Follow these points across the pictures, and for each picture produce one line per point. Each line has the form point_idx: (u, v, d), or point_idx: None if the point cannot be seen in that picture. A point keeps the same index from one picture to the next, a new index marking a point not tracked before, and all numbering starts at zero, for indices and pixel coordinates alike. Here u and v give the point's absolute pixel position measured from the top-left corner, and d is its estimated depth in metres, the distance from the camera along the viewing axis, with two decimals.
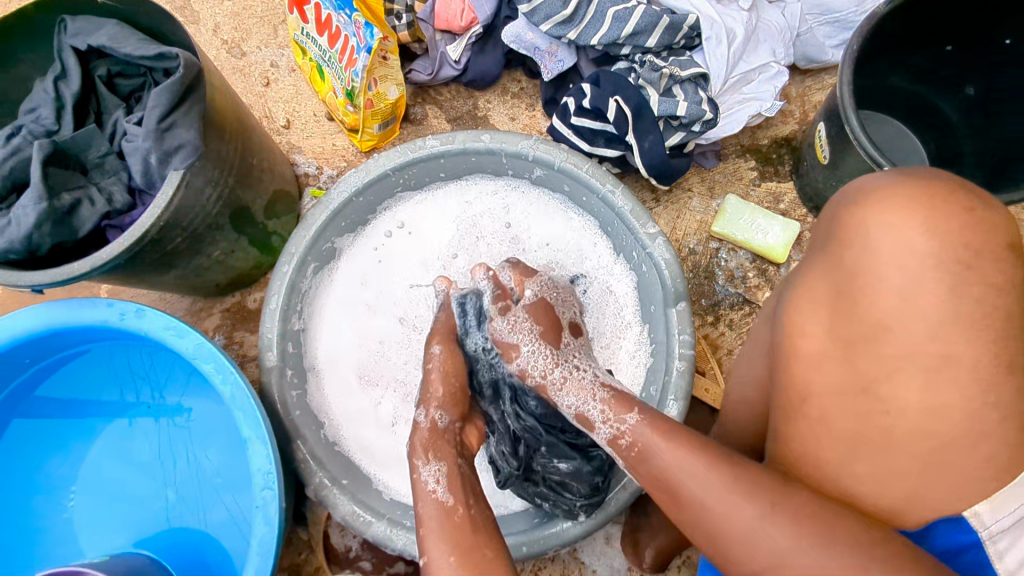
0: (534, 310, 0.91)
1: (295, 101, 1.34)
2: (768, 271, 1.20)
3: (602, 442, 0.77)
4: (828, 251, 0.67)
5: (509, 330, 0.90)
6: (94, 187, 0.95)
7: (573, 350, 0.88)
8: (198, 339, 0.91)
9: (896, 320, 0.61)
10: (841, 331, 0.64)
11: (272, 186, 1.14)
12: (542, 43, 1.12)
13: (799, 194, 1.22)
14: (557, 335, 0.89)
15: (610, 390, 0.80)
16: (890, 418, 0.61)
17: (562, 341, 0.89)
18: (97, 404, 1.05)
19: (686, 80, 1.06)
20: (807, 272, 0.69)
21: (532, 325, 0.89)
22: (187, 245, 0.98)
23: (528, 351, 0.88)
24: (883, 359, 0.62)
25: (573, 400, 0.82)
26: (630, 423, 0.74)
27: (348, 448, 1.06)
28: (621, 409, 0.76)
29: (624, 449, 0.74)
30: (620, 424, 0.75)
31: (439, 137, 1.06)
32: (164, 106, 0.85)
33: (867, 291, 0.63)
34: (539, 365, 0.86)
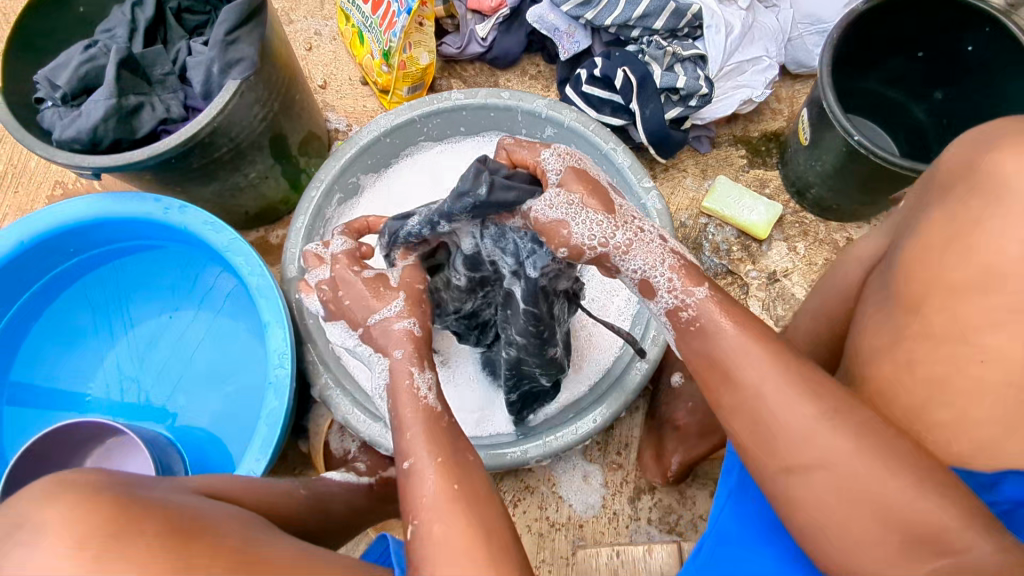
0: (579, 178, 0.75)
1: (334, 65, 1.48)
2: (751, 247, 1.31)
3: (658, 312, 0.71)
4: (945, 187, 0.63)
5: (549, 208, 0.73)
6: (156, 97, 1.07)
7: (631, 212, 0.75)
8: (232, 235, 1.01)
9: (1014, 267, 0.56)
10: (948, 276, 0.60)
11: (307, 126, 1.26)
12: (562, 24, 1.27)
13: (783, 181, 1.34)
14: (603, 198, 0.74)
15: (678, 258, 0.72)
16: (985, 367, 0.58)
17: (616, 205, 0.75)
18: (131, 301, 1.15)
19: (687, 59, 1.20)
20: (930, 208, 0.64)
21: (575, 196, 0.73)
22: (231, 157, 1.09)
23: (586, 230, 0.72)
24: (988, 309, 0.58)
25: (640, 264, 0.72)
26: (696, 297, 0.69)
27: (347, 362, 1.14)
28: (691, 281, 0.70)
29: (682, 323, 0.69)
30: (685, 297, 0.69)
31: (464, 91, 1.18)
32: (231, 23, 0.97)
33: (986, 235, 0.58)
34: (598, 234, 0.72)
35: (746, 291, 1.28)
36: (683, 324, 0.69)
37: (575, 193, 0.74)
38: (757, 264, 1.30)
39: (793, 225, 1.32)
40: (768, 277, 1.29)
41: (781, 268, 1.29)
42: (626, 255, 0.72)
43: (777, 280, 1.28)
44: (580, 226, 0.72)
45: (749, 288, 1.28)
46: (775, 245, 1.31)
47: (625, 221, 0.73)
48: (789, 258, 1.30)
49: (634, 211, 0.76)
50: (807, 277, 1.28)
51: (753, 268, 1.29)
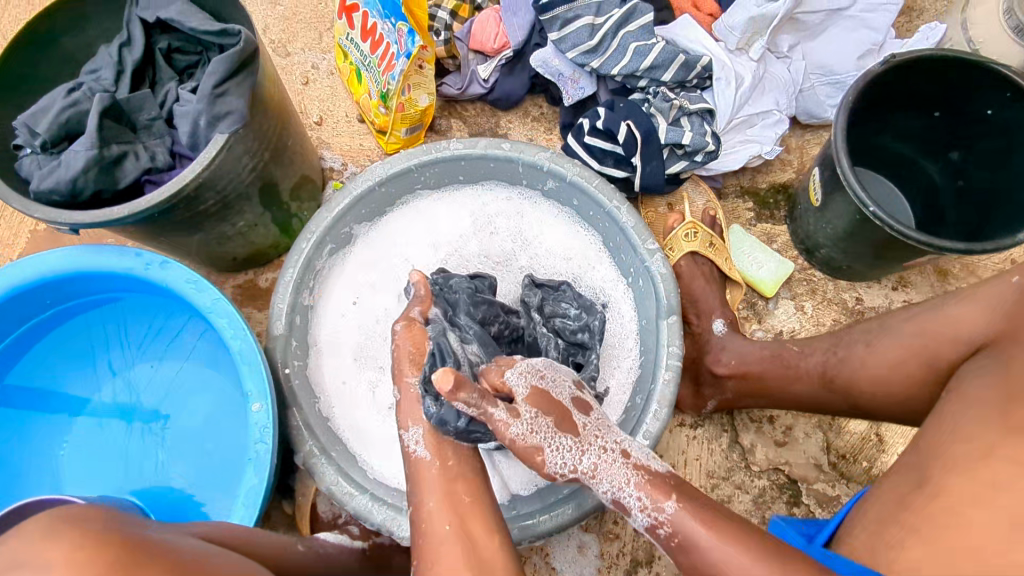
0: (540, 398, 0.77)
1: (331, 101, 1.43)
2: (756, 305, 1.27)
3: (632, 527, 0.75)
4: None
5: (529, 433, 0.76)
6: (140, 145, 1.02)
7: (596, 427, 0.78)
8: (216, 295, 0.96)
9: None
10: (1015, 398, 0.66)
11: (300, 171, 1.21)
12: (566, 69, 1.22)
13: (791, 237, 1.30)
14: (573, 418, 0.77)
15: (644, 474, 0.75)
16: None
17: (581, 423, 0.78)
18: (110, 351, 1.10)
19: (694, 113, 1.14)
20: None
21: (545, 417, 0.76)
22: (217, 208, 1.04)
23: (560, 462, 0.77)
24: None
25: (608, 487, 0.75)
26: (669, 512, 0.71)
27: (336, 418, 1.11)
28: (658, 495, 0.73)
29: (660, 538, 0.72)
30: (659, 513, 0.72)
31: (462, 141, 1.13)
32: (221, 74, 0.92)
33: None
34: (569, 463, 0.77)
35: None
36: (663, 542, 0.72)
37: (547, 416, 0.76)
38: (763, 324, 1.26)
39: (801, 284, 1.28)
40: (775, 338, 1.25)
41: (788, 328, 1.25)
42: (593, 481, 0.76)
43: None
44: (556, 454, 0.76)
45: None
46: (782, 303, 1.27)
47: (592, 438, 0.77)
48: (796, 317, 1.27)
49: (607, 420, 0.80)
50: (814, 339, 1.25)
51: (759, 328, 1.26)
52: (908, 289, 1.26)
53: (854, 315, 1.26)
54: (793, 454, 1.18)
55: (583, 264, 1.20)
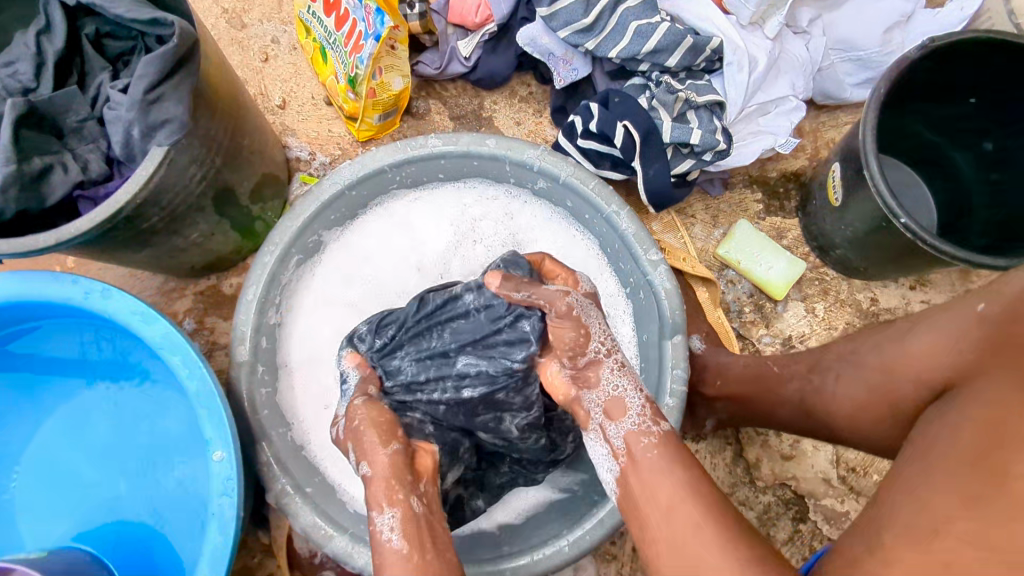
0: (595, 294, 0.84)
1: (294, 81, 1.28)
2: (765, 307, 1.18)
3: (617, 434, 0.70)
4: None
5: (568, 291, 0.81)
6: (69, 154, 0.88)
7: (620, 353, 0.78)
8: (167, 328, 0.85)
9: None
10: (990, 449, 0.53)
11: (261, 170, 1.08)
12: (558, 48, 1.09)
13: (803, 232, 1.20)
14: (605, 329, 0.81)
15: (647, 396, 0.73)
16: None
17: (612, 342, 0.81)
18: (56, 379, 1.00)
19: (702, 106, 1.01)
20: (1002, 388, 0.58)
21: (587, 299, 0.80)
22: (164, 224, 0.92)
23: (597, 331, 0.77)
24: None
25: (620, 385, 0.73)
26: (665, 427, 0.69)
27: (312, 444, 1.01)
28: (658, 414, 0.71)
29: (638, 445, 0.68)
30: (654, 424, 0.70)
31: (442, 136, 1.01)
32: (152, 77, 0.78)
33: None
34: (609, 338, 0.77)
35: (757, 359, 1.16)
36: (639, 449, 0.68)
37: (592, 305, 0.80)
38: (771, 329, 1.17)
39: (812, 283, 1.18)
40: (783, 344, 1.17)
41: (797, 333, 1.17)
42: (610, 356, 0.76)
43: (792, 347, 1.16)
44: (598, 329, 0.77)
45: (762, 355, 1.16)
46: (791, 305, 1.18)
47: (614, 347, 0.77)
48: (806, 320, 1.18)
49: None
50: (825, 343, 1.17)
51: (766, 334, 1.17)
52: (925, 288, 1.18)
53: (869, 316, 1.17)
54: (801, 468, 1.11)
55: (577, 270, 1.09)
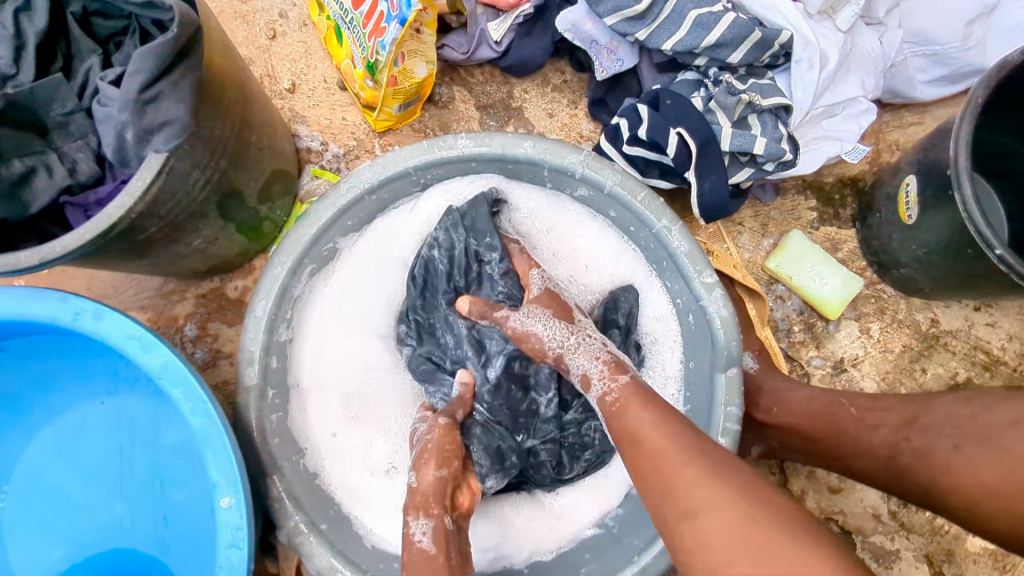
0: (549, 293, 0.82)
1: (304, 62, 1.16)
2: (816, 326, 1.09)
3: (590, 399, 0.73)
4: None
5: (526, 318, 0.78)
6: (54, 154, 0.78)
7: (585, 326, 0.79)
8: (168, 356, 0.76)
9: None
10: None
11: (270, 167, 0.98)
12: (602, 36, 0.98)
13: (859, 245, 1.10)
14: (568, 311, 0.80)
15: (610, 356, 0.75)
16: None
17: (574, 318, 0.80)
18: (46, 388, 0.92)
19: (766, 109, 0.89)
20: None
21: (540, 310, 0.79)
22: (163, 234, 0.82)
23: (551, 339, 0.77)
24: None
25: (581, 363, 0.75)
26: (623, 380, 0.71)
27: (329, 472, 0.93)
28: (615, 370, 0.72)
29: (607, 405, 0.70)
30: (614, 381, 0.72)
31: (474, 137, 0.90)
32: (147, 74, 0.66)
33: None
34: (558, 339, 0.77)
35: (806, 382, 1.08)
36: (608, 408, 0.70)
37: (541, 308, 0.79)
38: (821, 350, 1.09)
39: (867, 301, 1.10)
40: (834, 366, 1.08)
41: (850, 355, 1.08)
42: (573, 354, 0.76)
43: (843, 370, 1.08)
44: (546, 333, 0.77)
45: (811, 379, 1.08)
46: (844, 325, 1.09)
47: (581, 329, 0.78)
48: (859, 341, 1.09)
49: (590, 324, 0.80)
50: (880, 367, 1.08)
51: (816, 355, 1.09)
52: (991, 309, 1.09)
53: (928, 339, 1.09)
54: (848, 502, 1.04)
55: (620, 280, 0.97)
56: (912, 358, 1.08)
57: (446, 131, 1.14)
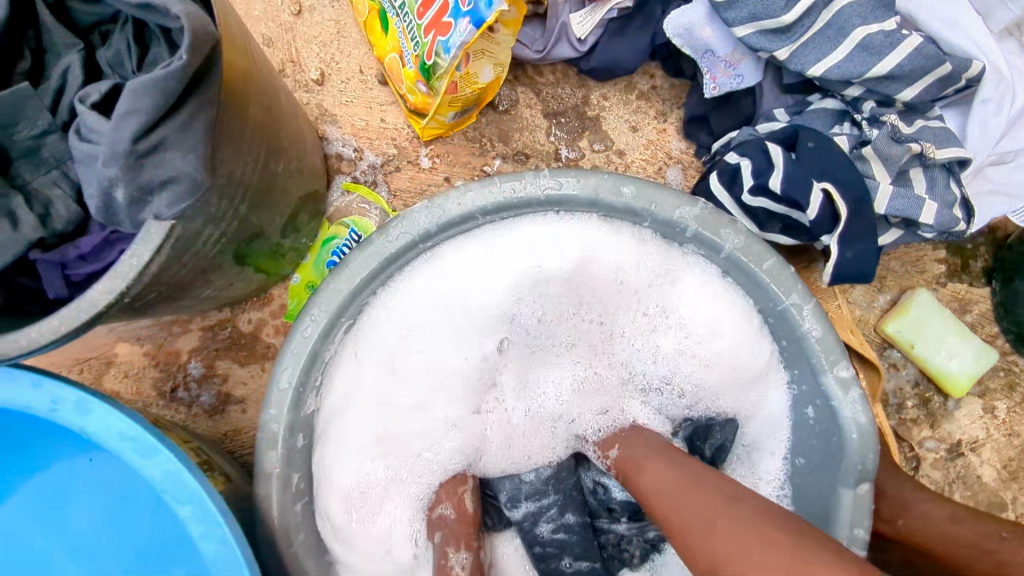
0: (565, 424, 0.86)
1: (336, 47, 0.95)
2: (933, 402, 0.92)
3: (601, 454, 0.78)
4: None
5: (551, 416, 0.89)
6: (22, 194, 0.59)
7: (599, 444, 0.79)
8: (171, 463, 0.59)
9: None
10: None
11: (298, 193, 0.79)
12: (721, 46, 0.79)
13: (994, 308, 0.93)
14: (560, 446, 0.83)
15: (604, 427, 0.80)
16: None
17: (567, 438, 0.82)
18: (14, 443, 0.68)
19: (939, 164, 0.71)
20: None
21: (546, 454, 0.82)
22: (165, 297, 0.64)
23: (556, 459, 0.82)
24: None
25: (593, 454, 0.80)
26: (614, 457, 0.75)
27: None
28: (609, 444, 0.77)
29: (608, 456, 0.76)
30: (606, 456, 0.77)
31: (560, 176, 0.71)
32: (145, 115, 0.47)
33: None
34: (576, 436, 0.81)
35: (916, 466, 0.91)
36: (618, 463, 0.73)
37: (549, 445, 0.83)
38: (936, 430, 0.92)
39: (996, 376, 0.93)
40: (950, 451, 0.91)
41: (969, 437, 0.92)
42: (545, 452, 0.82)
43: (960, 455, 0.91)
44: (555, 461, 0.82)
45: (921, 463, 0.91)
46: (967, 402, 0.92)
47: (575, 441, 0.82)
48: (981, 422, 0.92)
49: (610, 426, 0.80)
50: (1001, 454, 0.92)
51: (930, 437, 0.92)
52: None
53: None
54: None
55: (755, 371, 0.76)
56: None
57: (507, 142, 0.94)
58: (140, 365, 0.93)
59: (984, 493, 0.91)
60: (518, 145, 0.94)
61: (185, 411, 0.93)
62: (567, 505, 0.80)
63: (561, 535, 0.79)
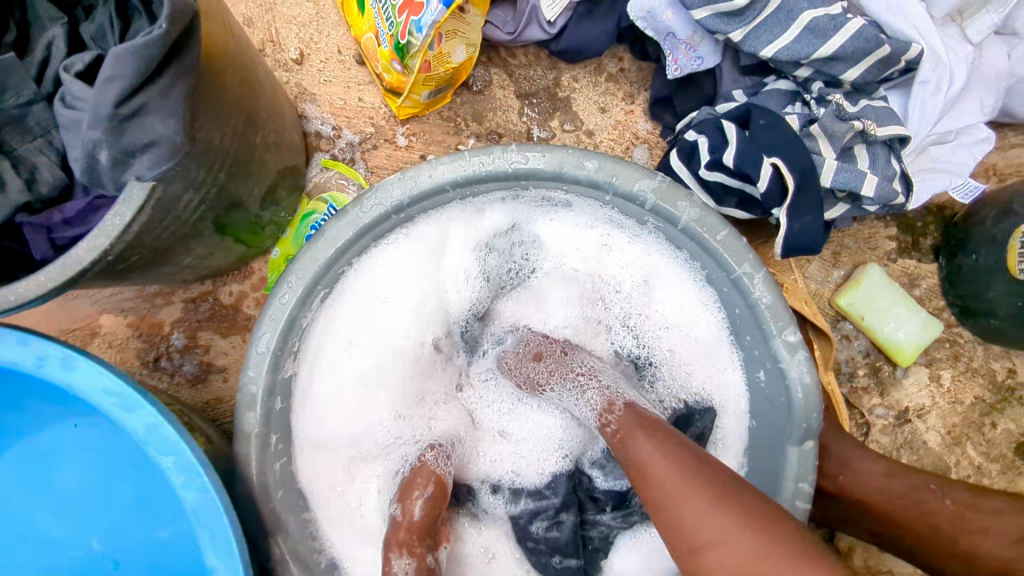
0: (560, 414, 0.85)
1: (315, 27, 0.98)
2: (882, 371, 0.97)
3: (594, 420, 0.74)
4: None
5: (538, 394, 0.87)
6: (7, 159, 0.62)
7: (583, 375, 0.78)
8: (154, 416, 0.63)
9: None
10: None
11: (276, 167, 0.82)
12: (681, 29, 0.83)
13: (940, 282, 0.98)
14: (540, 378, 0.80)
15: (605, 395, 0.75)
16: None
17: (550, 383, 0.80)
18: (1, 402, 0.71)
19: (880, 141, 0.75)
20: None
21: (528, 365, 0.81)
22: (147, 261, 0.67)
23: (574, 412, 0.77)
24: None
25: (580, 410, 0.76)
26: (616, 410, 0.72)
27: (331, 541, 0.77)
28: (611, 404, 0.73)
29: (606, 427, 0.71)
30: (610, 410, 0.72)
31: (526, 151, 0.75)
32: (127, 80, 0.50)
33: None
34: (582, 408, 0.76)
35: (866, 432, 0.96)
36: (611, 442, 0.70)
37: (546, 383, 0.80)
38: (885, 398, 0.97)
39: (941, 346, 0.98)
40: (898, 417, 0.97)
41: (916, 404, 0.97)
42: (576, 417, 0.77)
43: (907, 421, 0.97)
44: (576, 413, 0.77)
45: (871, 429, 0.96)
46: (914, 371, 0.97)
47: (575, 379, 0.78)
48: (928, 390, 0.98)
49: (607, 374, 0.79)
50: (946, 420, 0.97)
51: (879, 404, 0.97)
52: None
53: (1002, 391, 0.98)
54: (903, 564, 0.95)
55: (696, 332, 0.83)
56: (982, 412, 0.97)
57: (480, 122, 0.97)
58: (124, 336, 0.96)
59: (929, 457, 0.96)
60: (491, 125, 0.98)
61: (168, 380, 0.96)
62: (564, 506, 0.83)
63: (553, 533, 0.82)
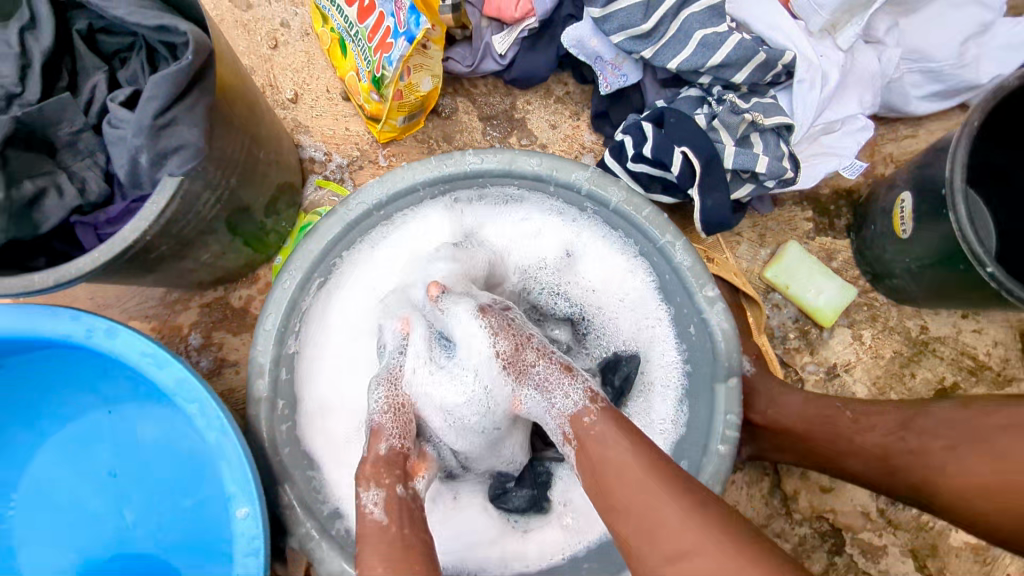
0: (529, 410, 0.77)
1: (307, 72, 1.17)
2: (811, 333, 1.11)
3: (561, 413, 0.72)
4: None
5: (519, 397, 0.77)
6: (63, 172, 0.78)
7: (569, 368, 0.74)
8: (182, 372, 0.77)
9: None
10: None
11: (276, 181, 0.98)
12: (606, 52, 1.01)
13: (854, 255, 1.13)
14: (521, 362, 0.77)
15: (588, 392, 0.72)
16: None
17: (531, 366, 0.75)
18: None
19: (769, 129, 0.92)
20: None
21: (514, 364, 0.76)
22: (173, 251, 0.82)
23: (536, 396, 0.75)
24: None
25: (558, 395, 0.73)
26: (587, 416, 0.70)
27: (334, 493, 0.88)
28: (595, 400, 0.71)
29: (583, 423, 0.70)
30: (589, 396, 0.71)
31: (481, 153, 0.91)
32: (163, 98, 0.67)
33: None
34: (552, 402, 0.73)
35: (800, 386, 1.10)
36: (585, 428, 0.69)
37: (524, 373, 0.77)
38: (815, 356, 1.11)
39: (860, 309, 1.12)
40: (828, 372, 1.10)
41: (843, 361, 1.11)
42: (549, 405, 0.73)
43: (836, 375, 1.10)
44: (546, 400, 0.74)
45: (805, 384, 1.10)
46: (838, 332, 1.11)
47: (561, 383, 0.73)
48: (853, 348, 1.12)
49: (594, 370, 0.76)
50: (871, 373, 1.10)
51: (810, 361, 1.11)
52: (976, 316, 1.12)
53: (917, 345, 1.11)
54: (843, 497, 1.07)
55: (629, 291, 0.97)
56: (902, 364, 1.10)
57: (450, 142, 1.15)
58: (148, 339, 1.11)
59: None
60: (459, 143, 1.15)
61: None
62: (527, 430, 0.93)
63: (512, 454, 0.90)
